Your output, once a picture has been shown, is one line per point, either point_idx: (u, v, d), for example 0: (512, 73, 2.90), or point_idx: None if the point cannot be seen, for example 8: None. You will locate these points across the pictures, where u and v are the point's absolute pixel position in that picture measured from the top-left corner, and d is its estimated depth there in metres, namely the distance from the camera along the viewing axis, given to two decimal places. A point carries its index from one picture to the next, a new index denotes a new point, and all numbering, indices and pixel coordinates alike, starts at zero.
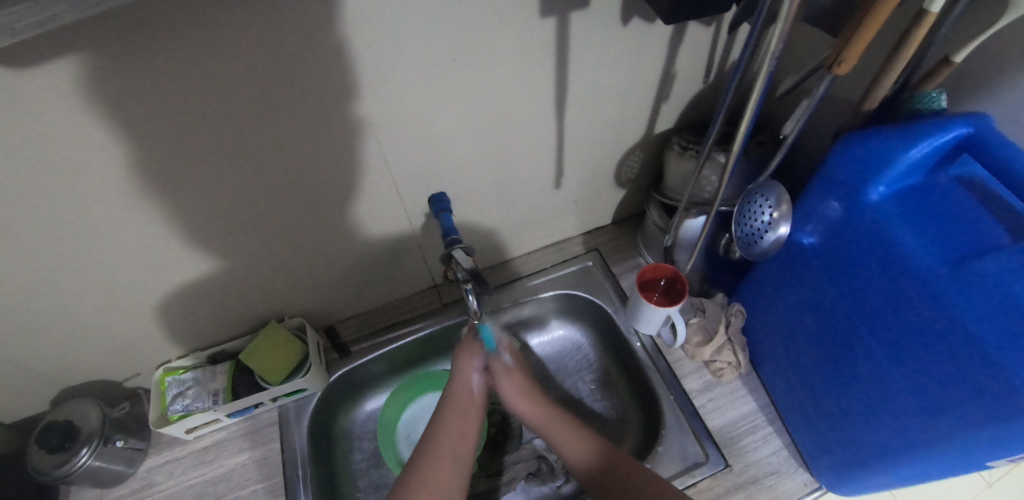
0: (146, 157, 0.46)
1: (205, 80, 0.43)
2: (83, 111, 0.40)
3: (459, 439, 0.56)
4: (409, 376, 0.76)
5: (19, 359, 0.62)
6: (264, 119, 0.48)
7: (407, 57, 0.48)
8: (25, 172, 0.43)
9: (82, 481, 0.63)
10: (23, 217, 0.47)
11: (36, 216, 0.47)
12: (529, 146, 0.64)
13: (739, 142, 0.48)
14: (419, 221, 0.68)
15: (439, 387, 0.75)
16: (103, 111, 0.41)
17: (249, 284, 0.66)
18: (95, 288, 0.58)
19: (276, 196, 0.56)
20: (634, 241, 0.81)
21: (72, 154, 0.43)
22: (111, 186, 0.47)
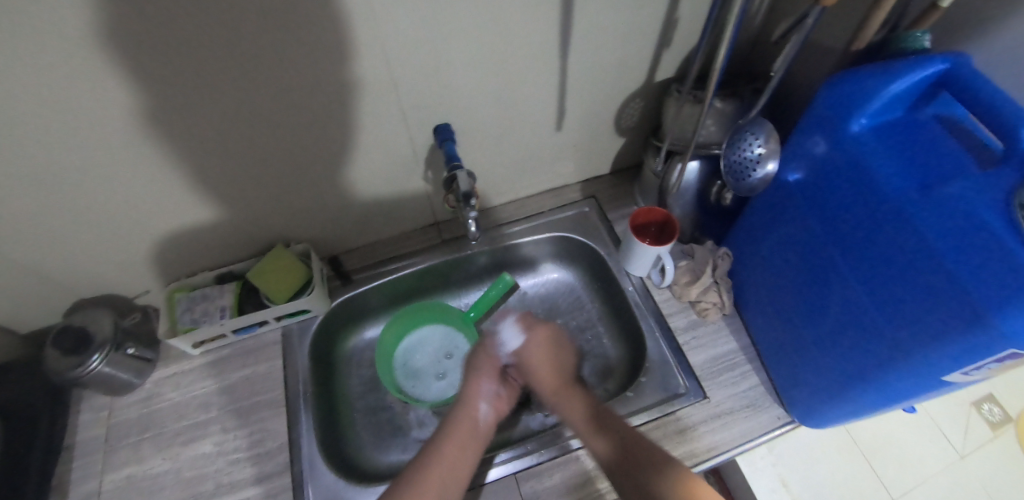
0: (165, 63, 0.48)
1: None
2: (108, 6, 0.42)
3: (451, 465, 0.55)
4: (390, 322, 0.75)
5: (35, 264, 0.64)
6: (277, 34, 0.49)
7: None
8: (51, 65, 0.45)
9: (94, 386, 0.66)
10: (47, 114, 0.49)
11: (57, 113, 0.49)
12: (534, 84, 0.66)
13: (723, 53, 0.50)
14: (424, 156, 0.70)
15: (416, 323, 0.77)
16: (126, 9, 0.43)
17: (257, 209, 0.69)
18: (111, 197, 0.60)
19: (287, 117, 0.58)
20: (631, 191, 0.84)
21: (94, 51, 0.45)
22: (132, 91, 0.49)
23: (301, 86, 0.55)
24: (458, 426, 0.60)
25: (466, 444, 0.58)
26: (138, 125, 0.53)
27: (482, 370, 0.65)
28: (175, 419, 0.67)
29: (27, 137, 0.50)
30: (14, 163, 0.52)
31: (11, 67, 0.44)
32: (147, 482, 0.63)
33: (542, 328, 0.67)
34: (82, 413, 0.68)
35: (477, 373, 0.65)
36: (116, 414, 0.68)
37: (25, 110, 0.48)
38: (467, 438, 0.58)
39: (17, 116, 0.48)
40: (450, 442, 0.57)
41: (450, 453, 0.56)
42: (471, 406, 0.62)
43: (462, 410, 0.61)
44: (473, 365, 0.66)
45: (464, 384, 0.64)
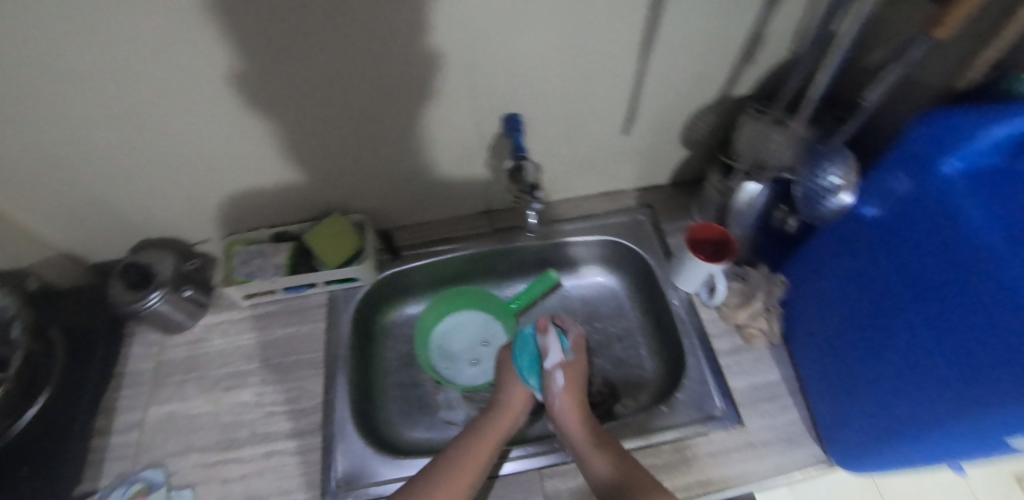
0: (261, 25, 0.50)
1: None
2: None
3: (492, 445, 0.59)
4: (439, 300, 0.77)
5: (113, 200, 0.68)
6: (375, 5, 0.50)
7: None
8: (161, 14, 0.47)
9: (149, 321, 0.69)
10: (149, 61, 0.51)
11: (160, 60, 0.52)
12: (607, 86, 0.66)
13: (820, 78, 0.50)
14: (489, 144, 0.70)
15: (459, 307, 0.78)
16: None
17: (321, 175, 0.70)
18: (192, 146, 0.63)
19: (367, 88, 0.59)
20: (687, 205, 0.82)
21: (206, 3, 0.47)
22: (228, 48, 0.52)
23: (386, 59, 0.56)
24: (503, 413, 0.64)
25: (507, 429, 0.63)
26: (230, 79, 0.55)
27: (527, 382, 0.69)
28: (218, 365, 0.70)
29: (128, 79, 0.53)
30: (112, 101, 0.55)
31: (128, 12, 0.47)
32: (187, 420, 0.66)
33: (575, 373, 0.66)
34: (135, 345, 0.72)
35: None
36: (166, 351, 0.71)
37: (134, 53, 0.50)
38: (508, 428, 0.63)
39: (124, 57, 0.51)
40: (497, 424, 0.62)
41: (494, 437, 0.60)
42: (518, 399, 0.67)
43: (510, 402, 0.66)
44: None
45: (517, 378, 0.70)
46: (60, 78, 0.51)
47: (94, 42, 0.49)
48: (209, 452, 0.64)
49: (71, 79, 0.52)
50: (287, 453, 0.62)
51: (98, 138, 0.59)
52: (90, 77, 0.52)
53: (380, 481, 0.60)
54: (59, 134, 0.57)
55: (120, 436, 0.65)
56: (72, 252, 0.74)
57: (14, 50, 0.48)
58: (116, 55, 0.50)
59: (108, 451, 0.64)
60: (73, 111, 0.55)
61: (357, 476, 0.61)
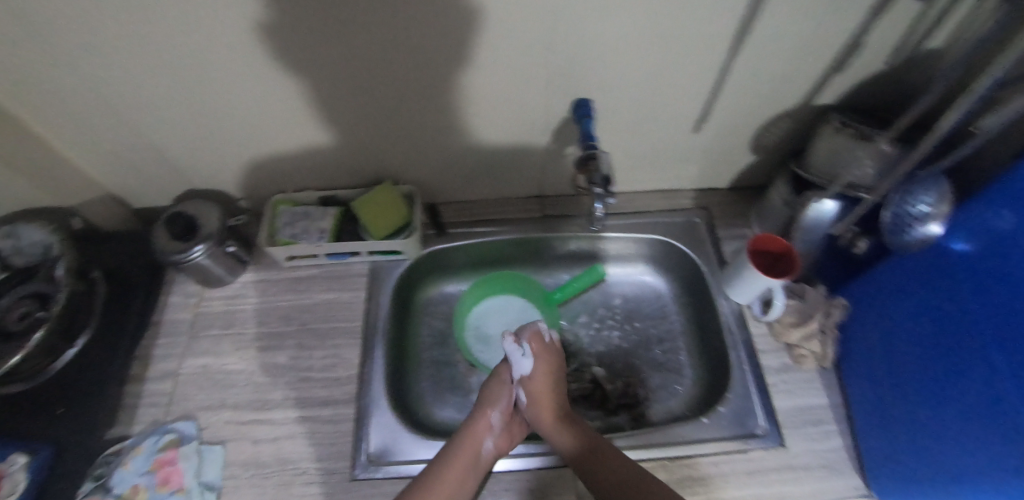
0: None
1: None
2: None
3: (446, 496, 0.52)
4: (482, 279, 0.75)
5: (163, 147, 0.67)
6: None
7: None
8: None
9: (190, 273, 0.68)
10: (217, 11, 0.49)
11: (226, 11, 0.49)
12: (685, 79, 0.62)
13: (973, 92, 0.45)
14: (552, 127, 0.67)
15: (502, 288, 0.76)
16: None
17: (375, 143, 0.68)
18: (249, 99, 0.60)
19: (436, 57, 0.56)
20: (747, 212, 0.79)
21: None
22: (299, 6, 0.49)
23: (463, 27, 0.53)
24: (458, 454, 0.55)
25: (467, 470, 0.54)
26: (298, 32, 0.52)
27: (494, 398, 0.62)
28: (254, 324, 0.69)
29: (193, 28, 0.51)
30: (174, 47, 0.53)
31: None
32: (222, 375, 0.66)
33: (547, 360, 0.63)
34: (174, 294, 0.71)
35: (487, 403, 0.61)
36: (204, 304, 0.71)
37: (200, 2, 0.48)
38: (467, 472, 0.54)
39: (193, 5, 0.48)
40: (448, 466, 0.54)
41: (448, 484, 0.53)
42: (478, 434, 0.57)
43: (466, 440, 0.56)
44: (485, 394, 0.62)
45: (475, 408, 0.60)
46: (123, 19, 0.49)
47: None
48: (242, 410, 0.63)
49: (135, 22, 0.49)
50: (318, 421, 0.62)
51: (154, 83, 0.57)
52: (154, 21, 0.50)
53: (410, 460, 0.59)
54: (116, 73, 0.55)
55: (154, 384, 0.66)
56: (117, 193, 0.73)
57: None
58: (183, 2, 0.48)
59: (142, 398, 0.65)
60: (134, 52, 0.53)
61: (387, 453, 0.60)
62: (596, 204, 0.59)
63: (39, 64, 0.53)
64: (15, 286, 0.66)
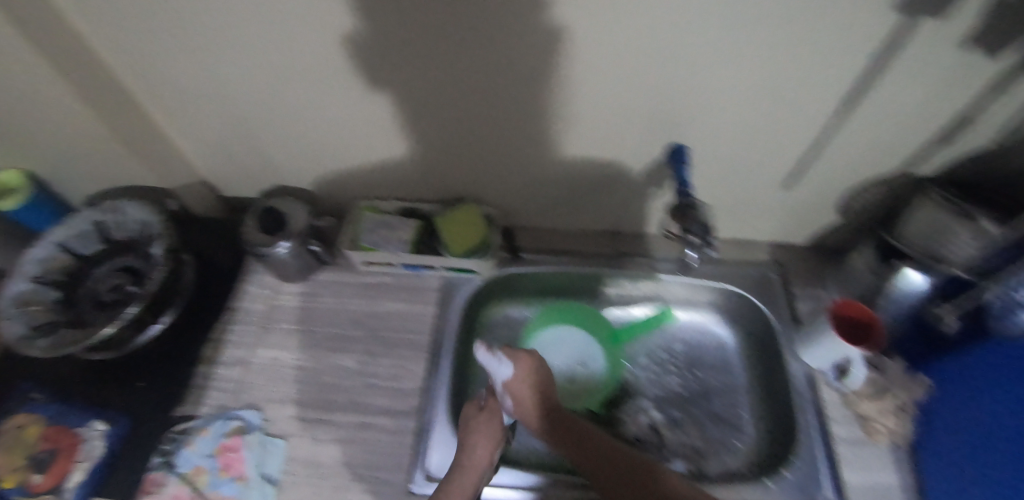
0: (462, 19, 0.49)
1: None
2: None
3: None
4: (546, 306, 0.77)
5: (269, 144, 0.71)
6: (607, 12, 0.47)
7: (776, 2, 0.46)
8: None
9: (273, 265, 0.70)
10: (349, 30, 0.52)
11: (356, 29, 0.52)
12: (783, 137, 0.62)
13: None
14: (641, 169, 0.68)
15: (564, 317, 0.76)
16: None
17: (466, 164, 0.70)
18: (361, 109, 0.63)
19: (542, 92, 0.58)
20: (823, 273, 0.77)
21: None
22: (424, 33, 0.51)
23: (574, 69, 0.54)
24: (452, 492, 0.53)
25: None
26: (428, 55, 0.54)
27: (487, 434, 0.57)
28: (326, 324, 0.70)
29: (322, 43, 0.54)
30: (300, 58, 0.56)
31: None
32: (290, 371, 0.67)
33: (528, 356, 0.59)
34: (252, 284, 0.74)
35: (475, 435, 0.57)
36: (280, 299, 0.73)
37: (335, 20, 0.51)
38: None
39: (327, 23, 0.51)
40: None
41: None
42: (469, 469, 0.54)
43: (460, 476, 0.54)
44: (468, 424, 0.59)
45: (463, 441, 0.57)
46: (263, 27, 0.53)
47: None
48: (305, 408, 0.64)
49: (272, 31, 0.53)
50: (377, 429, 0.62)
51: (275, 86, 0.61)
52: (290, 33, 0.53)
53: None
54: (246, 72, 0.59)
55: (225, 369, 0.67)
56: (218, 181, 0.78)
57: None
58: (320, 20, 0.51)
59: (213, 380, 0.66)
60: (270, 51, 0.56)
61: None
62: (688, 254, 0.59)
63: (182, 54, 0.57)
64: (112, 261, 0.70)
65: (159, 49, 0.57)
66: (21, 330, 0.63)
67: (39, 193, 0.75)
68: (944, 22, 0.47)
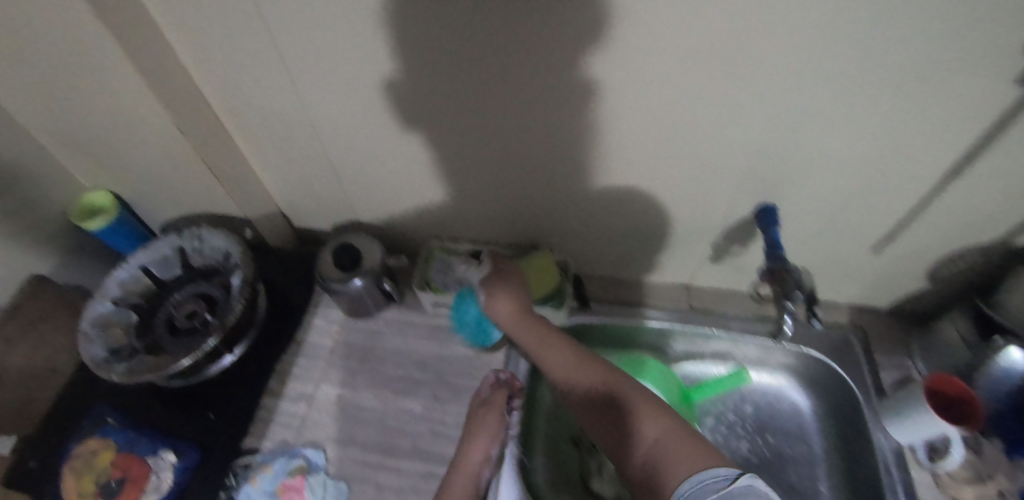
0: (555, 80, 0.50)
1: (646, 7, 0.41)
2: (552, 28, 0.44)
3: None
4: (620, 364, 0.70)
5: (351, 181, 0.73)
6: (661, 69, 0.47)
7: (878, 72, 0.44)
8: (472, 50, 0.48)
9: (344, 302, 0.70)
10: (444, 85, 0.53)
11: (451, 85, 0.53)
12: (877, 204, 0.60)
13: None
14: (722, 226, 0.66)
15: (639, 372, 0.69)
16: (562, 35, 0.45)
17: (541, 209, 0.70)
18: (443, 153, 0.64)
19: (628, 147, 0.57)
20: (907, 340, 0.73)
21: (516, 28, 0.45)
22: (517, 91, 0.52)
23: (663, 129, 0.54)
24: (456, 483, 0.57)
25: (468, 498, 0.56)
26: (511, 105, 0.55)
27: (484, 431, 0.60)
28: (392, 365, 0.70)
29: (416, 94, 0.55)
30: (394, 106, 0.58)
31: (446, 43, 0.48)
32: (354, 410, 0.66)
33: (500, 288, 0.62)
34: (318, 318, 0.74)
35: (474, 433, 0.60)
36: (346, 335, 0.73)
37: (432, 75, 0.52)
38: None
39: (424, 77, 0.53)
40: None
41: None
42: (469, 466, 0.58)
43: (462, 472, 0.58)
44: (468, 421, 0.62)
45: (462, 441, 0.61)
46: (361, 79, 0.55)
47: (418, 45, 0.49)
48: (369, 452, 0.63)
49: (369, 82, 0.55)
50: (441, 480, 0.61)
51: (364, 129, 0.62)
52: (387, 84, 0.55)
53: None
54: (338, 115, 0.61)
55: (288, 403, 0.67)
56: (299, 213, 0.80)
57: (350, 35, 0.49)
58: (416, 75, 0.53)
59: (276, 414, 0.66)
60: (364, 96, 0.57)
61: None
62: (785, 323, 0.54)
63: (281, 97, 0.60)
64: (187, 286, 0.70)
65: (260, 93, 0.60)
66: (102, 354, 0.64)
67: (124, 211, 0.78)
68: None
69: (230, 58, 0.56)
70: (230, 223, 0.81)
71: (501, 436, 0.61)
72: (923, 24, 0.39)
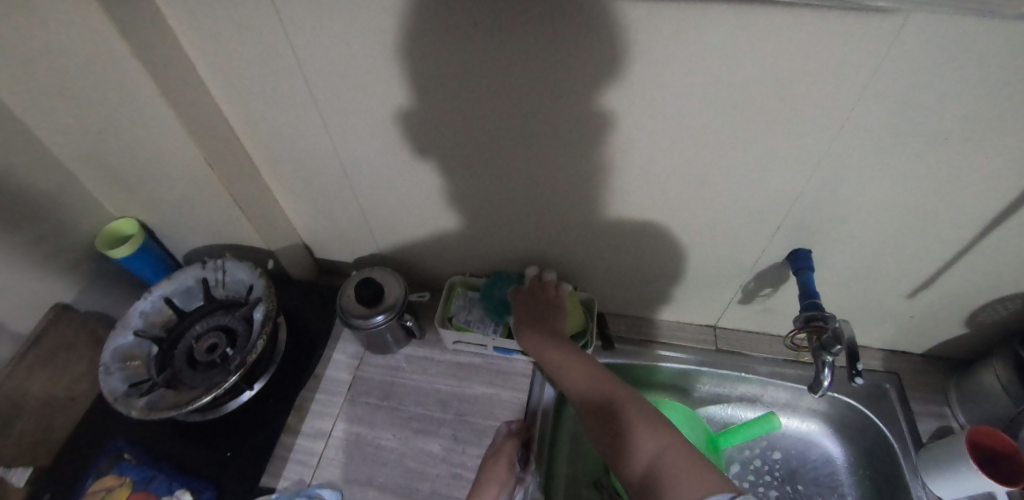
0: (585, 118, 0.51)
1: (682, 47, 0.42)
2: (584, 65, 0.45)
3: None
4: None
5: (375, 214, 0.73)
6: (690, 108, 0.47)
7: (916, 116, 0.43)
8: (502, 84, 0.49)
9: (364, 337, 0.70)
10: (474, 120, 0.54)
11: (480, 118, 0.54)
12: (916, 248, 0.58)
13: None
14: (752, 267, 0.65)
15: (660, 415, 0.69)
16: (594, 72, 0.46)
17: (566, 246, 0.69)
18: (469, 187, 0.64)
19: (658, 186, 0.57)
20: (944, 387, 0.71)
21: (550, 64, 0.46)
22: (547, 127, 0.53)
23: (693, 168, 0.54)
24: None
25: None
26: (540, 142, 0.55)
27: (498, 482, 0.56)
28: (411, 402, 0.68)
29: (446, 129, 0.56)
30: (422, 141, 0.58)
31: (479, 79, 0.49)
32: (372, 449, 0.65)
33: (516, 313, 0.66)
34: (337, 352, 0.73)
35: (489, 485, 0.56)
36: (364, 370, 0.72)
37: (463, 110, 0.53)
38: None
39: (455, 113, 0.54)
40: None
41: None
42: None
43: None
44: (482, 472, 0.57)
45: (475, 494, 0.56)
46: (393, 114, 0.56)
47: (454, 80, 0.50)
48: (386, 494, 0.61)
49: (399, 116, 0.56)
50: None
51: (392, 164, 0.63)
52: (417, 118, 0.56)
53: None
54: (367, 149, 0.62)
55: (306, 440, 0.66)
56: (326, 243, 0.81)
57: (388, 70, 0.50)
58: (447, 109, 0.53)
59: (293, 451, 0.65)
60: (395, 131, 0.58)
61: None
62: (823, 373, 0.53)
63: (310, 129, 0.61)
64: (209, 317, 0.70)
65: (290, 125, 0.61)
66: (121, 387, 0.63)
67: (149, 240, 0.78)
68: None
69: (267, 91, 0.57)
70: (253, 254, 0.81)
71: (511, 485, 0.57)
72: (967, 73, 0.39)
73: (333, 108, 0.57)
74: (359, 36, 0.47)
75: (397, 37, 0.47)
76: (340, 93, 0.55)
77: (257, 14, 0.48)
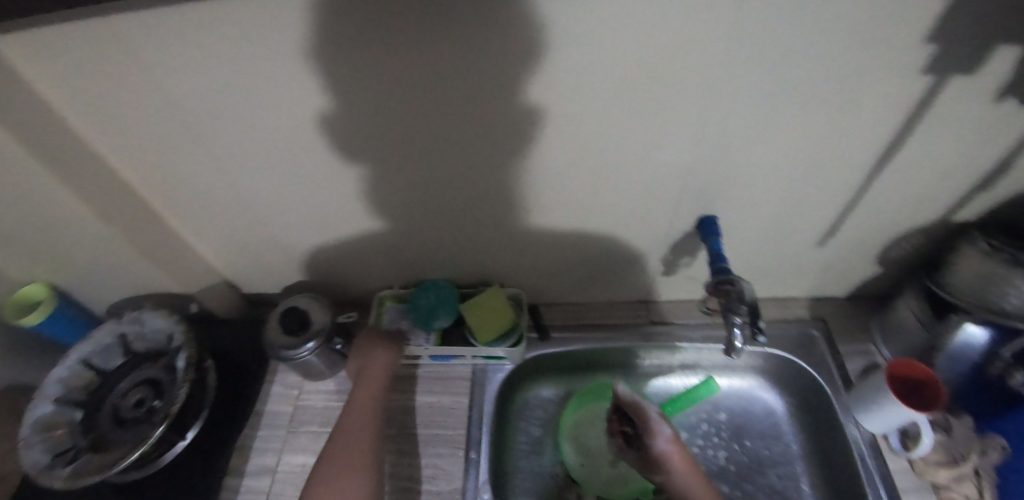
0: (462, 114, 0.50)
1: (536, 31, 0.42)
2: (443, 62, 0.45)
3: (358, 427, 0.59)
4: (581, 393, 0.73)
5: (293, 241, 0.71)
6: (560, 92, 0.47)
7: (770, 71, 0.44)
8: (372, 92, 0.48)
9: (298, 367, 0.69)
10: (357, 130, 0.53)
11: (363, 128, 0.53)
12: (814, 199, 0.60)
13: None
14: (668, 240, 0.66)
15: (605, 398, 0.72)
16: (456, 68, 0.46)
17: (487, 245, 0.69)
18: (375, 199, 0.63)
19: (556, 174, 0.57)
20: (868, 326, 0.74)
21: (411, 63, 0.45)
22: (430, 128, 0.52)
23: (584, 152, 0.54)
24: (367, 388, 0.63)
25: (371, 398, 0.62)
26: (429, 145, 0.54)
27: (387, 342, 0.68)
28: None
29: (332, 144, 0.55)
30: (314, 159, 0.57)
31: (348, 88, 0.48)
32: None
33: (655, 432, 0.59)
34: (276, 384, 0.72)
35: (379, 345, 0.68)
36: (304, 399, 0.71)
37: (342, 122, 0.52)
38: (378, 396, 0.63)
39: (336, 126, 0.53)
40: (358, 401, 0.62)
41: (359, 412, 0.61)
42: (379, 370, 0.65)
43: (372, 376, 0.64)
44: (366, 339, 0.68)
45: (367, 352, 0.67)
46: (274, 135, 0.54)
47: (326, 92, 0.49)
48: None
49: (281, 137, 0.55)
50: None
51: (293, 187, 0.62)
52: (300, 137, 0.55)
53: None
54: (262, 176, 0.60)
55: (251, 479, 0.64)
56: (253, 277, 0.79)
57: (258, 90, 0.49)
58: (327, 123, 0.52)
59: (239, 493, 0.63)
60: (283, 153, 0.57)
61: None
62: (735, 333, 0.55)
63: (199, 163, 0.59)
64: (132, 372, 0.68)
65: (177, 162, 0.59)
66: (44, 458, 0.61)
67: (63, 300, 0.75)
68: (979, 77, 0.44)
69: (147, 129, 0.55)
70: (174, 300, 0.78)
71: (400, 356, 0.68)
72: (803, 22, 0.40)
73: (214, 138, 0.56)
74: (217, 60, 0.46)
75: (256, 56, 0.45)
76: (215, 122, 0.53)
77: (107, 50, 0.46)
